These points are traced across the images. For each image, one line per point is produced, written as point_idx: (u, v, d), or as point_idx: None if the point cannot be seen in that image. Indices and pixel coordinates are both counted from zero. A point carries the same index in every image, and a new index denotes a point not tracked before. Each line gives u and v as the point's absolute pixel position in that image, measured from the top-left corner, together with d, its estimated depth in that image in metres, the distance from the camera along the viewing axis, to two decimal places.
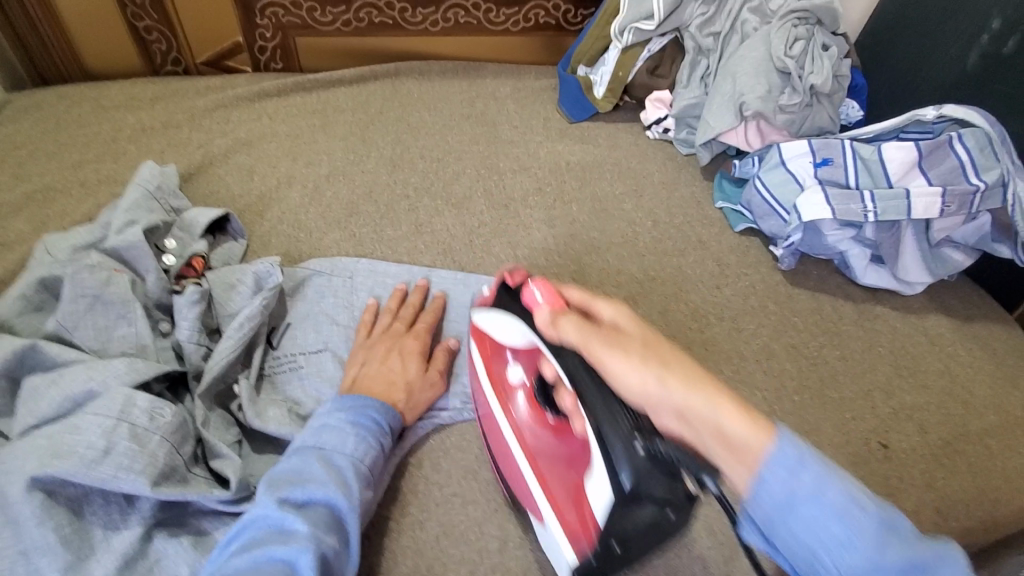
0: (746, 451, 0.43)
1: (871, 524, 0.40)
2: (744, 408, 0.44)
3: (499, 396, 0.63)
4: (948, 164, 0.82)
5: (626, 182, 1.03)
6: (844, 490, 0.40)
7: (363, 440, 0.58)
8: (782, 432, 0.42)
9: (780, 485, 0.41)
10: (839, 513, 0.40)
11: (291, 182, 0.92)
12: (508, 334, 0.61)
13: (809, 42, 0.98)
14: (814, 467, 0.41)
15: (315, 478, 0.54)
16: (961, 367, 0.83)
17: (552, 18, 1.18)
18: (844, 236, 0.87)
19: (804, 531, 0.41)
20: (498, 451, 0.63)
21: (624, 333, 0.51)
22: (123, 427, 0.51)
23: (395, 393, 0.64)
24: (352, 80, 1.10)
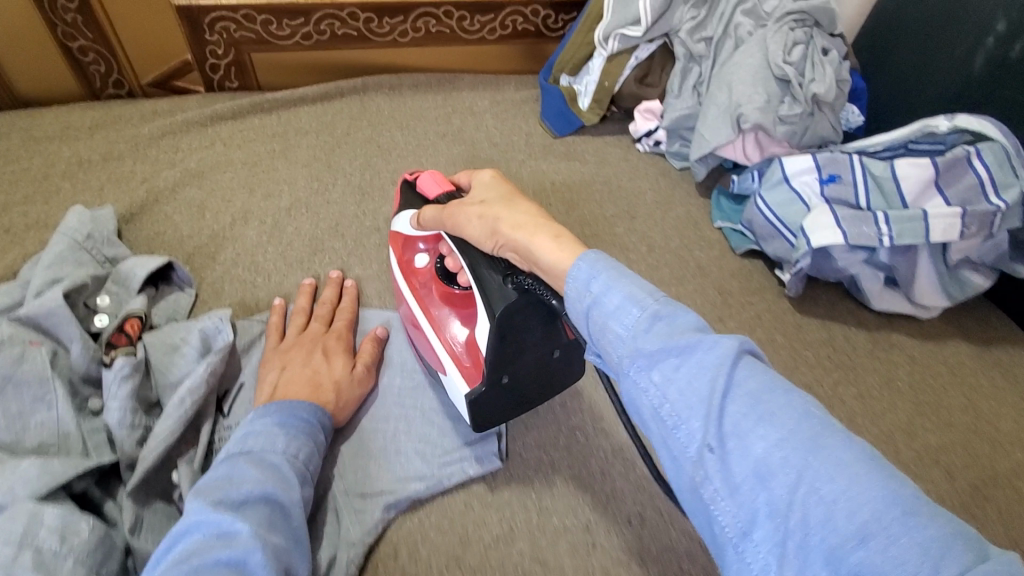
0: (587, 306, 0.45)
1: (713, 379, 0.38)
2: (613, 266, 0.46)
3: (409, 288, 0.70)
4: (966, 181, 0.76)
5: (617, 203, 0.95)
6: (681, 344, 0.40)
7: (294, 437, 0.54)
8: (621, 282, 0.44)
9: (636, 350, 0.41)
10: (676, 368, 0.40)
11: (248, 219, 0.83)
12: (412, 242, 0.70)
13: (807, 46, 0.91)
14: (653, 319, 0.42)
15: (249, 478, 0.49)
16: (985, 399, 0.77)
17: (532, 24, 1.09)
18: (855, 260, 0.80)
19: (639, 382, 0.41)
20: (417, 335, 0.68)
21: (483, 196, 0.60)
22: (25, 557, 0.43)
23: (323, 395, 0.62)
24: (316, 98, 1.01)
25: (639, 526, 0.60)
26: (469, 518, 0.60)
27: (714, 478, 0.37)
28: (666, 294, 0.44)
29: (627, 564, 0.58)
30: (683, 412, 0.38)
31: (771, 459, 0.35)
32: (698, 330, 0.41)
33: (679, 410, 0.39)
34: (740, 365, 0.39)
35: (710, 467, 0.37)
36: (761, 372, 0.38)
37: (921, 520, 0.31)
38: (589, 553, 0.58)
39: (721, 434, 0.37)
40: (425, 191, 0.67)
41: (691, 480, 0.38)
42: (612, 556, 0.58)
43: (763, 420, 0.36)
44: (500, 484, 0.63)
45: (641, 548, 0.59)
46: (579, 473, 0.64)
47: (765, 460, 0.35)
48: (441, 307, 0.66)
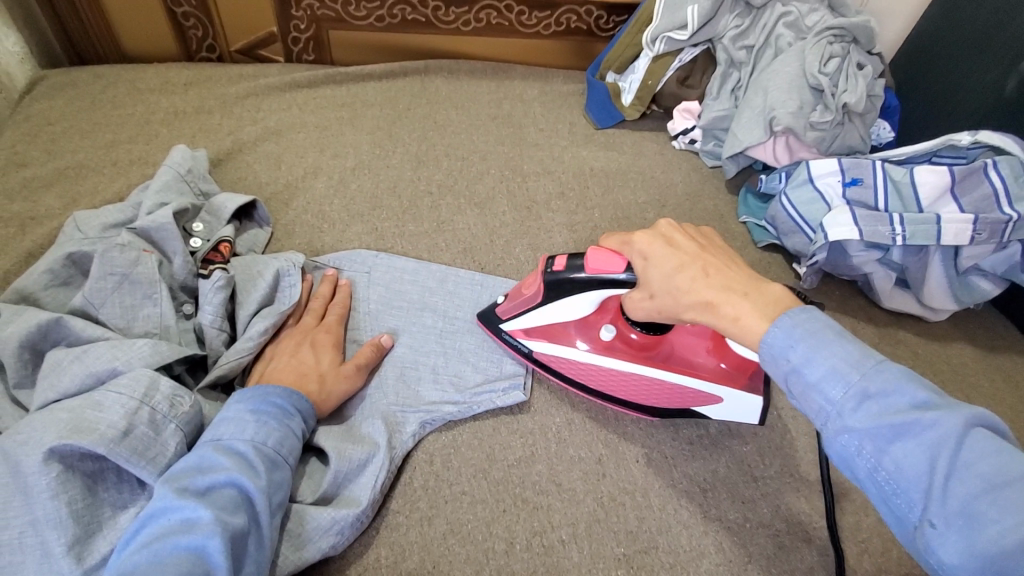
0: (784, 367, 0.46)
1: (934, 456, 0.40)
2: (818, 333, 0.45)
3: (567, 335, 0.71)
4: (981, 191, 0.81)
5: (649, 192, 1.03)
6: (898, 422, 0.41)
7: (264, 425, 0.56)
8: (821, 348, 0.45)
9: (856, 424, 0.43)
10: (892, 441, 0.41)
11: (317, 174, 0.93)
12: (573, 295, 0.66)
13: (843, 60, 0.97)
14: (865, 391, 0.43)
15: (215, 467, 0.51)
16: (981, 398, 0.82)
17: (584, 23, 1.17)
18: (869, 258, 0.86)
19: (844, 450, 0.43)
20: (586, 376, 0.71)
21: (665, 254, 0.57)
22: (143, 411, 0.54)
23: (306, 383, 0.64)
24: (382, 75, 1.11)
25: (646, 464, 0.67)
26: (496, 440, 0.68)
27: (938, 548, 0.39)
28: (879, 358, 0.44)
29: (632, 494, 0.65)
30: (901, 482, 0.41)
31: (1004, 541, 0.36)
32: (920, 403, 0.41)
33: (899, 480, 0.41)
34: (967, 436, 0.40)
35: (930, 537, 0.39)
36: (994, 443, 0.39)
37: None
38: (598, 480, 0.66)
39: (948, 511, 0.39)
40: (597, 268, 0.62)
41: (913, 540, 0.41)
42: (619, 485, 0.65)
43: (993, 499, 0.37)
44: (525, 417, 0.71)
45: (646, 483, 0.66)
46: (595, 415, 0.71)
47: (996, 540, 0.36)
48: (622, 348, 0.70)
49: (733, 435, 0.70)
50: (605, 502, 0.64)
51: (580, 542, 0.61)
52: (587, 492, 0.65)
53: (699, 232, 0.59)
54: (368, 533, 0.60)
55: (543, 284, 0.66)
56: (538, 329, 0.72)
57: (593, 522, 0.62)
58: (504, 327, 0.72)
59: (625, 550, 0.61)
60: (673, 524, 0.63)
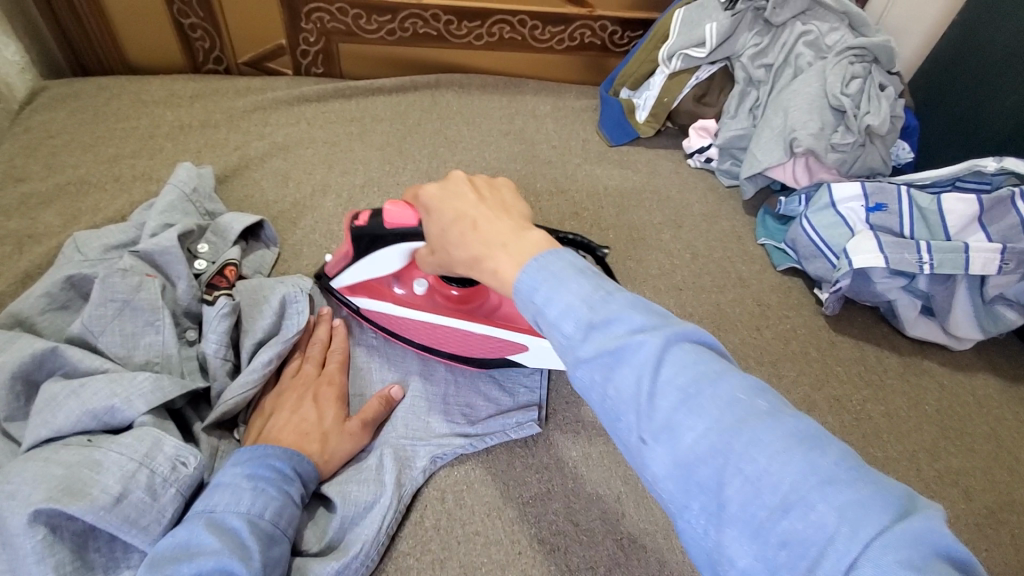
0: (531, 310, 0.41)
1: (639, 377, 0.37)
2: (566, 268, 0.41)
3: (386, 289, 0.73)
4: (1009, 221, 0.79)
5: (665, 212, 1.00)
6: (613, 346, 0.37)
7: (260, 493, 0.52)
8: (560, 285, 0.40)
9: (579, 350, 0.38)
10: (614, 369, 0.37)
11: (326, 191, 0.91)
12: (377, 252, 0.66)
13: (865, 81, 0.95)
14: (592, 323, 0.38)
15: (204, 548, 0.47)
16: (1010, 432, 0.79)
17: (598, 38, 1.15)
18: (893, 285, 0.83)
19: (582, 381, 0.39)
20: (402, 329, 0.72)
21: (448, 206, 0.52)
22: (142, 474, 0.51)
23: (309, 444, 0.60)
24: (392, 90, 1.09)
25: None
26: (510, 476, 0.65)
27: (656, 466, 0.36)
28: (610, 289, 0.40)
29: (654, 536, 0.62)
30: (618, 408, 0.37)
31: (698, 446, 0.34)
32: (640, 327, 0.38)
33: (618, 405, 0.37)
34: (669, 354, 0.37)
35: (650, 456, 0.36)
36: (696, 356, 0.37)
37: (838, 488, 0.31)
38: (618, 520, 0.63)
39: (653, 429, 0.36)
40: (395, 222, 0.62)
41: (634, 463, 0.38)
42: (640, 526, 0.62)
43: (689, 409, 0.35)
44: (539, 451, 0.68)
45: (668, 524, 0.63)
46: (613, 449, 0.68)
47: (693, 449, 0.35)
48: (441, 302, 0.72)
49: None
50: (626, 544, 0.61)
51: None
52: (607, 533, 0.62)
53: (490, 185, 0.54)
54: None
55: (351, 239, 0.66)
56: (359, 286, 0.73)
57: (613, 567, 0.59)
58: (334, 284, 0.73)
59: None
60: (696, 569, 0.60)
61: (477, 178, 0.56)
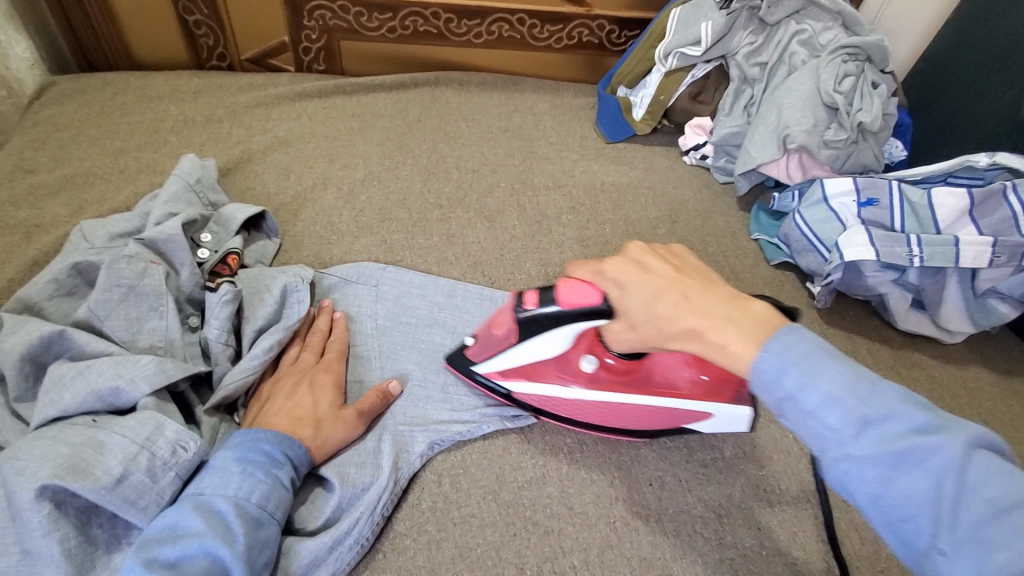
0: (777, 394, 0.41)
1: (939, 482, 0.36)
2: (809, 348, 0.41)
3: (545, 371, 0.67)
4: (999, 214, 0.80)
5: (660, 208, 1.02)
6: (902, 448, 0.37)
7: (248, 477, 0.54)
8: (816, 371, 0.40)
9: (852, 449, 0.38)
10: (897, 470, 0.37)
11: (326, 184, 0.92)
12: (544, 332, 0.62)
13: (858, 79, 0.97)
14: (865, 418, 0.38)
15: (190, 530, 0.49)
16: (999, 422, 0.80)
17: (596, 37, 1.17)
18: (885, 279, 0.84)
19: (842, 476, 0.39)
20: (552, 408, 0.68)
21: (642, 282, 0.51)
22: (143, 456, 0.52)
23: (301, 428, 0.60)
24: (392, 87, 1.11)
25: (659, 489, 0.66)
26: (505, 461, 0.66)
27: (950, 575, 0.36)
28: (873, 378, 0.40)
29: (646, 519, 0.63)
30: (906, 510, 0.37)
31: (1017, 566, 0.34)
32: (927, 427, 0.38)
33: (908, 510, 0.37)
34: (970, 460, 0.37)
35: (942, 565, 0.37)
36: (998, 463, 0.37)
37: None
38: (611, 504, 0.64)
39: (956, 538, 0.36)
40: (572, 302, 0.58)
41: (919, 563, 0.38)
42: (633, 509, 0.64)
43: (1004, 524, 0.35)
44: (534, 437, 0.69)
45: (660, 508, 0.64)
46: (607, 435, 0.70)
47: (1005, 568, 0.34)
48: (605, 376, 0.67)
49: (747, 459, 0.69)
50: (618, 526, 0.62)
51: (592, 568, 0.59)
52: (600, 516, 0.63)
53: (668, 252, 0.54)
54: (373, 555, 0.59)
55: (515, 325, 0.63)
56: (513, 368, 0.68)
57: (606, 548, 0.61)
58: (474, 369, 0.69)
59: None
60: (687, 551, 0.61)
61: (655, 246, 0.55)
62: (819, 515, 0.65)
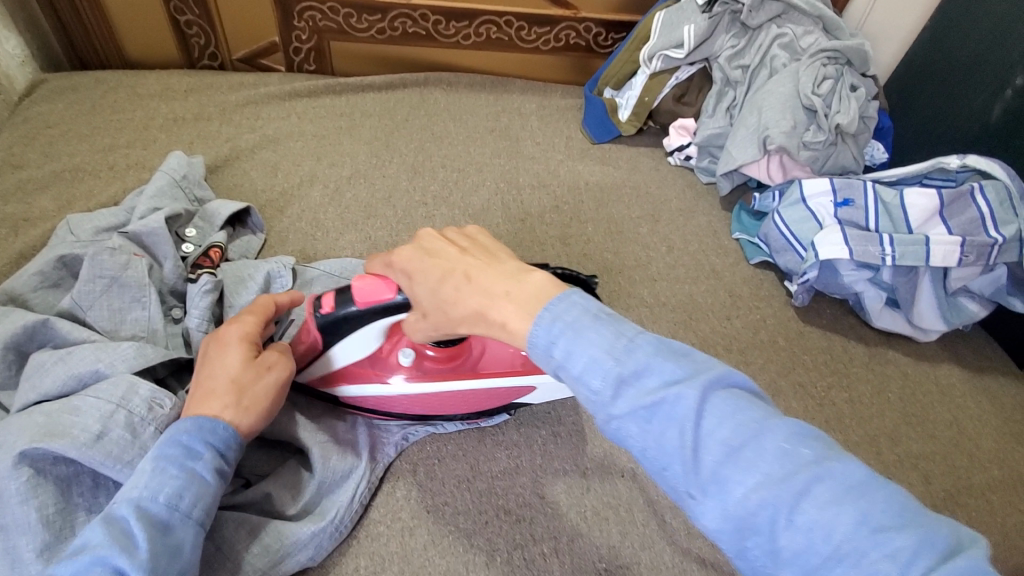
0: (553, 363, 0.42)
1: (683, 430, 0.38)
2: (575, 317, 0.42)
3: (375, 372, 0.64)
4: (968, 215, 0.82)
5: (643, 207, 1.03)
6: (648, 402, 0.39)
7: (158, 474, 0.48)
8: (580, 336, 0.41)
9: (625, 408, 0.39)
10: (650, 423, 0.39)
11: (313, 182, 0.94)
12: (350, 333, 0.59)
13: (836, 82, 0.98)
14: (621, 378, 0.40)
15: (90, 543, 0.44)
16: (969, 419, 0.82)
17: (583, 39, 1.19)
18: (860, 277, 0.86)
19: (619, 435, 0.40)
20: (399, 406, 0.66)
21: (428, 265, 0.51)
22: (120, 415, 0.54)
23: (214, 397, 0.53)
24: (381, 87, 1.12)
25: (630, 480, 0.67)
26: (480, 451, 0.68)
27: (706, 516, 0.37)
28: (630, 336, 0.41)
29: (616, 509, 0.65)
30: (663, 461, 0.38)
31: (750, 500, 0.36)
32: (667, 381, 0.39)
33: (662, 456, 0.38)
34: (708, 406, 0.38)
35: (700, 506, 0.37)
36: (731, 406, 0.38)
37: (891, 536, 0.33)
38: (583, 494, 0.65)
39: (703, 480, 0.37)
40: (364, 297, 0.55)
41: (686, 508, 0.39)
42: (603, 500, 0.65)
43: (737, 463, 0.37)
44: (509, 428, 0.70)
45: (631, 498, 0.65)
46: (582, 428, 0.71)
47: (741, 503, 0.36)
48: (430, 366, 0.64)
49: None
50: (589, 516, 0.64)
51: (562, 556, 0.61)
52: (571, 505, 0.64)
53: (452, 234, 0.53)
54: (348, 543, 0.60)
55: (316, 329, 0.58)
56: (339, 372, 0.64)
57: (575, 537, 0.62)
58: (303, 380, 0.64)
59: (606, 565, 0.60)
60: (656, 540, 0.63)
61: (447, 231, 0.54)
62: None
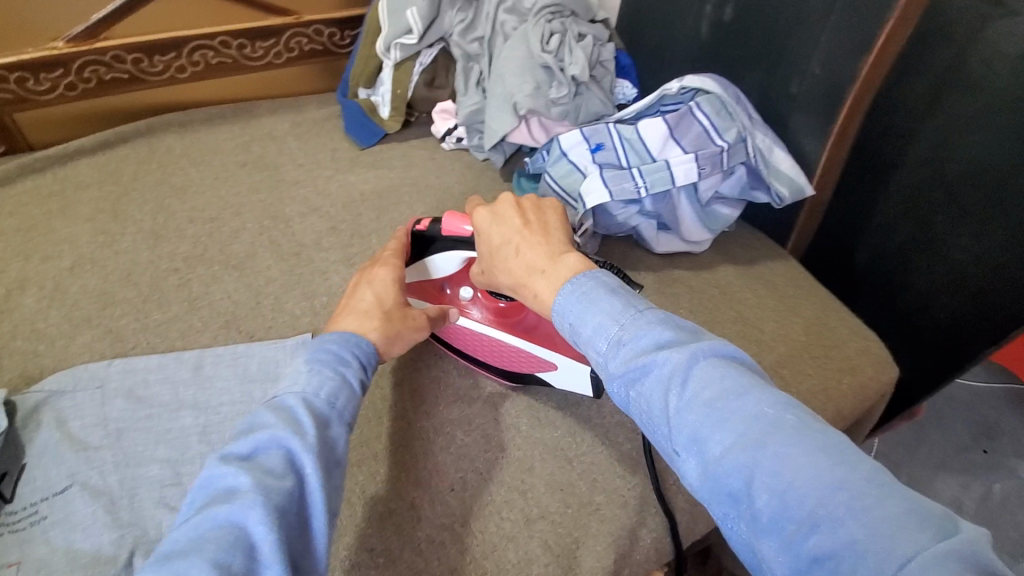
0: (569, 329, 0.55)
1: (666, 388, 0.46)
2: (609, 288, 0.54)
3: (443, 295, 0.79)
4: (694, 131, 0.88)
5: (426, 201, 1.00)
6: (641, 361, 0.48)
7: (315, 373, 0.54)
8: (595, 305, 0.53)
9: (615, 368, 0.50)
10: (640, 381, 0.48)
11: (24, 287, 0.78)
12: (440, 254, 0.74)
13: (563, 35, 1.01)
14: (619, 338, 0.51)
15: (263, 425, 0.48)
16: (750, 310, 0.91)
17: (318, 43, 1.11)
18: (630, 213, 0.91)
19: (620, 396, 0.50)
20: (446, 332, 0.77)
21: (503, 228, 0.66)
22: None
23: (371, 322, 0.63)
24: (93, 148, 0.96)
25: (461, 490, 0.66)
26: None
27: (689, 477, 0.44)
28: (638, 308, 0.52)
29: (452, 527, 0.63)
30: (654, 420, 0.47)
31: (726, 460, 0.41)
32: (661, 347, 0.48)
33: (655, 419, 0.47)
34: (696, 369, 0.46)
35: (685, 467, 0.44)
36: (723, 371, 0.45)
37: (860, 499, 0.36)
38: (415, 526, 0.63)
39: (687, 441, 0.44)
40: (452, 232, 0.72)
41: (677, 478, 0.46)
42: (438, 522, 0.63)
43: (718, 424, 0.43)
44: None
45: (464, 510, 0.64)
46: (402, 458, 0.68)
47: (720, 460, 0.42)
48: (486, 313, 0.77)
49: (542, 426, 0.72)
50: (425, 546, 0.61)
51: None
52: (404, 544, 0.61)
53: (540, 199, 0.69)
54: None
55: (407, 243, 0.74)
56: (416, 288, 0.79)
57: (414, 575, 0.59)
58: None
59: None
60: (497, 541, 0.62)
61: (525, 201, 0.68)
62: (611, 455, 0.70)
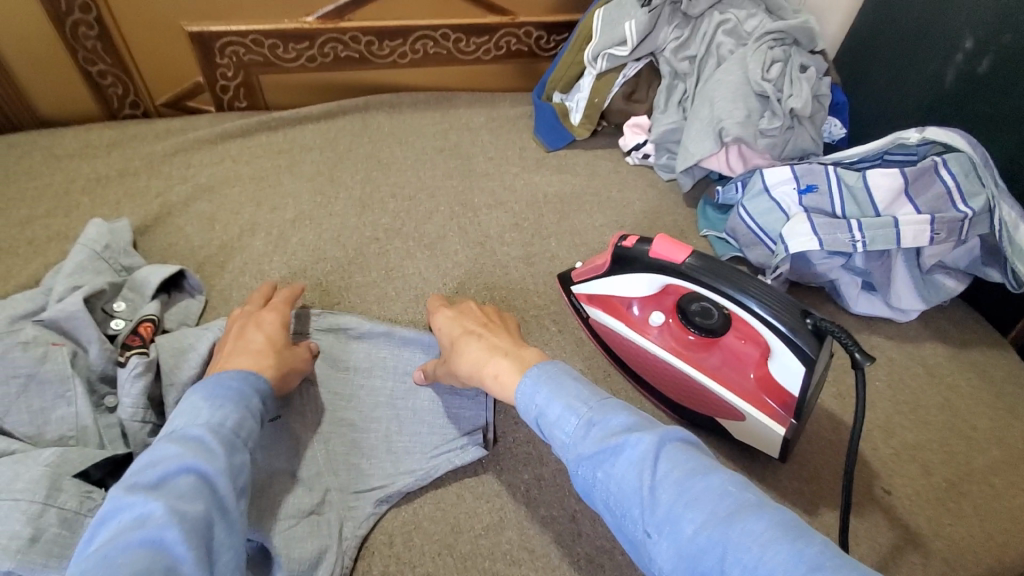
0: (532, 414, 0.50)
1: (640, 470, 0.43)
2: (552, 371, 0.51)
3: (626, 309, 0.76)
4: (933, 191, 0.79)
5: (607, 214, 1.00)
6: (610, 442, 0.45)
7: (220, 407, 0.53)
8: (559, 387, 0.50)
9: (584, 448, 0.46)
10: (611, 463, 0.45)
11: (255, 231, 0.88)
12: (635, 273, 0.70)
13: (785, 64, 0.95)
14: (589, 420, 0.47)
15: (170, 456, 0.47)
16: (960, 399, 0.80)
17: (525, 45, 1.15)
18: (833, 265, 0.84)
19: (586, 480, 0.46)
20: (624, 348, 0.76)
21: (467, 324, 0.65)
22: (51, 513, 0.48)
23: (263, 360, 0.62)
24: (319, 117, 1.07)
25: None
26: (460, 508, 0.63)
27: (660, 563, 0.41)
28: (604, 394, 0.49)
29: (611, 553, 0.61)
30: (624, 507, 0.43)
31: (698, 538, 0.39)
32: (626, 429, 0.46)
33: (624, 502, 0.44)
34: (664, 453, 0.44)
35: (654, 551, 0.42)
36: (687, 457, 0.44)
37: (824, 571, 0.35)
38: (574, 541, 0.62)
39: (656, 521, 0.42)
40: (662, 253, 0.66)
41: (646, 563, 0.43)
42: (597, 543, 0.62)
43: (688, 504, 0.41)
44: (490, 478, 0.66)
45: None
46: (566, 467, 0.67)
47: (693, 539, 0.40)
48: (672, 339, 0.73)
49: None
50: (583, 564, 0.60)
51: None
52: (563, 556, 0.61)
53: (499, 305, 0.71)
54: None
55: (612, 254, 0.71)
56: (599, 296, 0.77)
57: None
58: (575, 288, 0.79)
59: None
60: None
61: (487, 309, 0.69)
62: None
